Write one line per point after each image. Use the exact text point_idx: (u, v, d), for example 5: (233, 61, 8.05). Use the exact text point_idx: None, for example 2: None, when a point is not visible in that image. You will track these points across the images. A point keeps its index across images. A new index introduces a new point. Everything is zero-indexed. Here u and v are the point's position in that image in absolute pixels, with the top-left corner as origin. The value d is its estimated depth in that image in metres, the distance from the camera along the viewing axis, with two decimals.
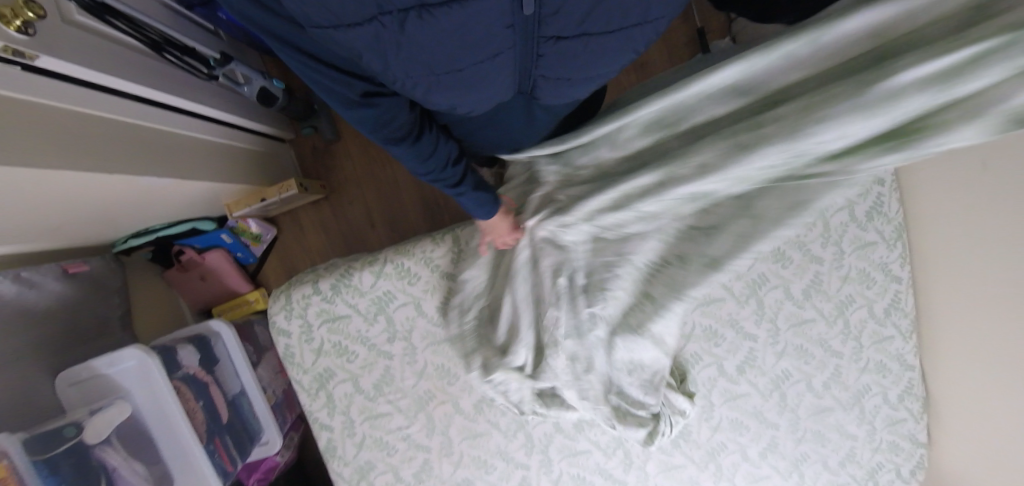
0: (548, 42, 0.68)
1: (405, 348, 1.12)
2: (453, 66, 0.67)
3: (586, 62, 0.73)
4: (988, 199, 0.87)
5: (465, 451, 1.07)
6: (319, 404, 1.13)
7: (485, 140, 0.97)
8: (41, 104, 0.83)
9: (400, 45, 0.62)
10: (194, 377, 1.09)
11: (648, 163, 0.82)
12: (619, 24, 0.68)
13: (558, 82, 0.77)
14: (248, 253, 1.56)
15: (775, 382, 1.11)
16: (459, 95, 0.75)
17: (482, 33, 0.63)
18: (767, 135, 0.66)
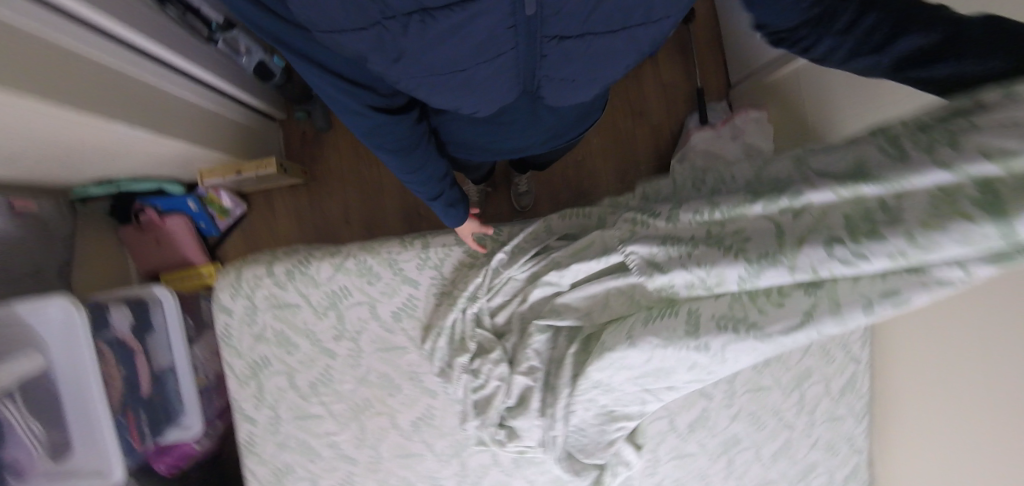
0: (549, 43, 0.55)
1: (350, 350, 0.92)
2: (436, 79, 0.57)
3: (590, 62, 0.60)
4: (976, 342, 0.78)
5: (394, 470, 0.94)
6: (245, 393, 0.94)
7: (485, 144, 0.84)
8: (15, 24, 0.69)
9: (396, 56, 0.52)
10: (120, 344, 1.06)
11: (724, 240, 0.69)
12: (623, 22, 0.54)
13: (562, 85, 0.65)
14: (212, 225, 1.38)
15: (725, 445, 0.99)
16: (462, 105, 0.65)
17: (480, 39, 0.51)
18: (871, 237, 0.54)
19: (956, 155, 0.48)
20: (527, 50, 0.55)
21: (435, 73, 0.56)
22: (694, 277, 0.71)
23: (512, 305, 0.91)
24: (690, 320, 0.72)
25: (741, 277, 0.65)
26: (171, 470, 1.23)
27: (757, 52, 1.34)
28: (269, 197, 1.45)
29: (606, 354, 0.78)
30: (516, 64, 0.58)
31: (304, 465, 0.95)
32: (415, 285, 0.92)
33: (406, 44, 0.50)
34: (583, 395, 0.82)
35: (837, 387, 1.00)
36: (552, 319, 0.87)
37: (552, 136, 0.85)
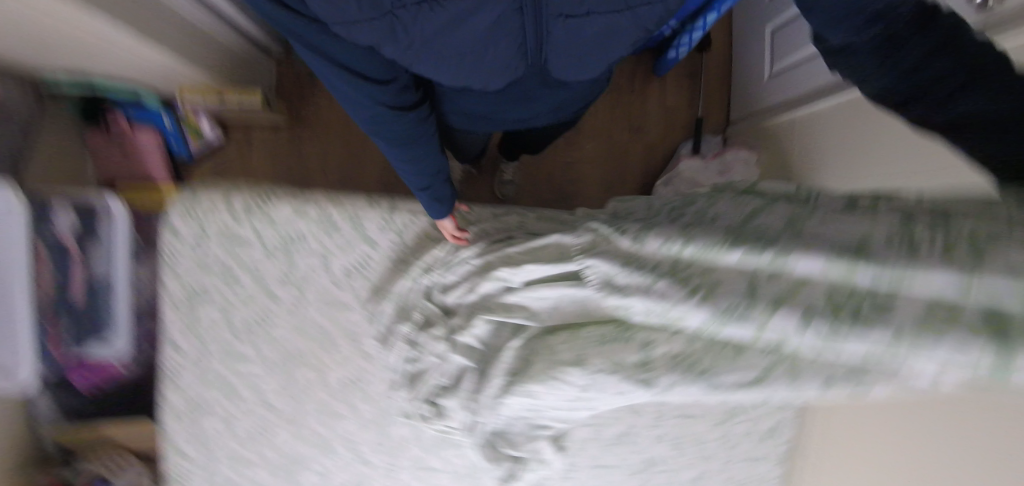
0: (555, 21, 0.53)
1: (293, 297, 0.91)
2: (447, 64, 0.56)
3: (595, 43, 0.58)
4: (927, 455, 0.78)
5: (312, 425, 0.97)
6: (178, 319, 0.93)
7: (487, 124, 0.82)
8: None
9: (406, 42, 0.52)
10: (59, 246, 1.02)
11: (690, 282, 0.64)
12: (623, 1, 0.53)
13: (570, 64, 0.61)
14: (183, 147, 1.34)
15: (645, 463, 1.00)
16: (471, 85, 0.62)
17: (487, 19, 0.50)
18: (857, 321, 0.51)
19: (979, 264, 0.44)
20: (534, 29, 0.54)
21: (445, 58, 0.55)
22: (658, 313, 0.66)
23: (461, 287, 0.89)
24: (644, 355, 0.71)
25: (710, 326, 0.61)
26: (92, 389, 1.21)
27: (761, 95, 1.35)
28: (249, 131, 1.42)
29: (563, 368, 0.76)
30: (524, 40, 0.55)
31: (221, 404, 0.97)
32: (373, 247, 0.90)
33: (413, 26, 0.50)
34: (512, 397, 0.81)
35: (761, 429, 1.02)
36: (497, 314, 0.84)
37: (553, 117, 0.83)
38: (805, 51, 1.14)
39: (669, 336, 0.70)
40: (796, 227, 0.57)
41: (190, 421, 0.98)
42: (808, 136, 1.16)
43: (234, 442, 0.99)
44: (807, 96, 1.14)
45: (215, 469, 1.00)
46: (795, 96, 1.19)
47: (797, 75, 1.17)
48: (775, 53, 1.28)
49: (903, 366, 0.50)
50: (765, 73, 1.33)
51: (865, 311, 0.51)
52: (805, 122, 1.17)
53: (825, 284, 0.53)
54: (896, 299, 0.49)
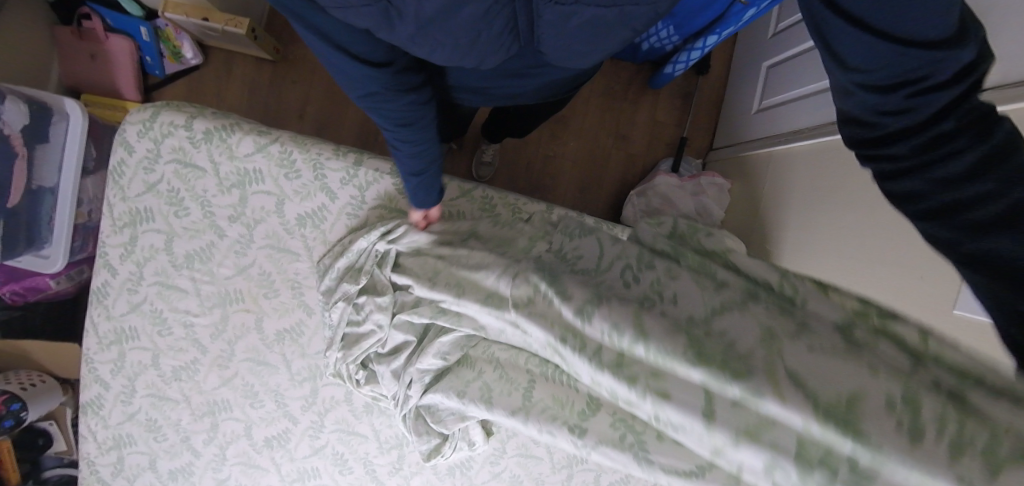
0: (545, 5, 0.47)
1: (241, 235, 0.88)
2: (444, 49, 0.53)
3: (592, 30, 0.52)
4: None
5: (242, 371, 0.94)
6: (115, 240, 0.89)
7: (488, 101, 0.77)
8: None
9: (402, 27, 0.48)
10: (2, 139, 0.94)
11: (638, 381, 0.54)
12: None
13: (562, 46, 0.56)
14: (158, 64, 1.29)
15: (569, 460, 0.97)
16: (467, 64, 0.58)
17: (479, 10, 0.46)
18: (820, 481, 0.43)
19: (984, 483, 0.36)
20: (525, 9, 0.48)
21: (439, 42, 0.51)
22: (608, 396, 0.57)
23: (405, 273, 0.84)
24: (591, 397, 0.73)
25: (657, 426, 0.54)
26: (14, 298, 1.17)
27: (746, 126, 1.36)
28: (230, 61, 1.36)
29: (513, 391, 0.80)
30: (514, 20, 0.50)
31: (150, 336, 0.93)
32: (332, 197, 0.88)
33: (408, 11, 0.46)
34: (433, 391, 0.84)
35: None
36: (445, 319, 0.78)
37: (553, 93, 0.77)
38: (801, 91, 1.14)
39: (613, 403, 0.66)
40: (774, 354, 0.49)
41: (116, 352, 0.94)
42: (811, 188, 1.03)
43: (157, 378, 0.95)
44: (793, 132, 1.14)
45: (132, 402, 0.96)
46: (797, 127, 1.12)
47: (787, 112, 1.17)
48: (767, 87, 1.29)
49: None
50: (755, 107, 1.34)
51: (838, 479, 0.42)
52: (782, 158, 1.16)
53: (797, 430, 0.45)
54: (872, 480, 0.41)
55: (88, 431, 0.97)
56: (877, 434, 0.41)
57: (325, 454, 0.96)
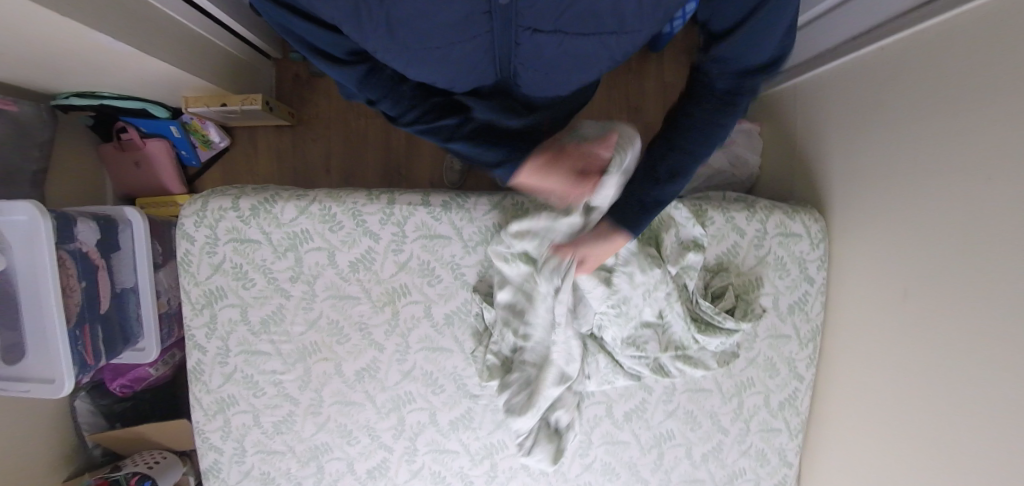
0: (523, 32, 0.50)
1: (305, 293, 0.95)
2: (412, 53, 0.52)
3: (565, 57, 0.54)
4: (941, 408, 0.81)
5: (333, 416, 1.02)
6: (198, 321, 0.97)
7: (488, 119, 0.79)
8: None
9: (372, 34, 0.49)
10: (83, 256, 1.05)
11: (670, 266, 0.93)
12: (595, 26, 0.49)
13: (540, 74, 0.59)
14: (193, 155, 1.41)
15: (656, 439, 1.07)
16: (439, 81, 0.60)
17: (447, 23, 0.47)
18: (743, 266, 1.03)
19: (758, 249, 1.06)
20: (502, 35, 0.51)
21: (408, 46, 0.51)
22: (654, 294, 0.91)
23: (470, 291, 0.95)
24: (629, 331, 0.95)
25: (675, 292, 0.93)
26: (124, 390, 1.28)
27: None
28: (253, 134, 1.46)
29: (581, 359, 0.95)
30: (492, 44, 0.52)
31: (247, 399, 1.01)
32: (376, 238, 0.93)
33: (381, 12, 0.46)
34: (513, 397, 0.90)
35: (776, 401, 1.09)
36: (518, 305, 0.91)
37: (547, 110, 0.79)
38: (815, 13, 1.10)
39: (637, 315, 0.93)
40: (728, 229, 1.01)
41: (222, 419, 1.03)
42: (862, 109, 0.96)
43: (262, 435, 1.03)
44: (811, 60, 1.12)
45: (245, 461, 1.05)
46: (820, 50, 1.09)
47: (802, 44, 1.16)
48: None
49: (773, 289, 1.04)
50: None
51: (762, 263, 1.03)
52: (806, 90, 1.14)
53: (725, 249, 1.02)
54: (748, 270, 1.03)
55: None
56: (764, 242, 1.02)
57: (423, 475, 1.05)
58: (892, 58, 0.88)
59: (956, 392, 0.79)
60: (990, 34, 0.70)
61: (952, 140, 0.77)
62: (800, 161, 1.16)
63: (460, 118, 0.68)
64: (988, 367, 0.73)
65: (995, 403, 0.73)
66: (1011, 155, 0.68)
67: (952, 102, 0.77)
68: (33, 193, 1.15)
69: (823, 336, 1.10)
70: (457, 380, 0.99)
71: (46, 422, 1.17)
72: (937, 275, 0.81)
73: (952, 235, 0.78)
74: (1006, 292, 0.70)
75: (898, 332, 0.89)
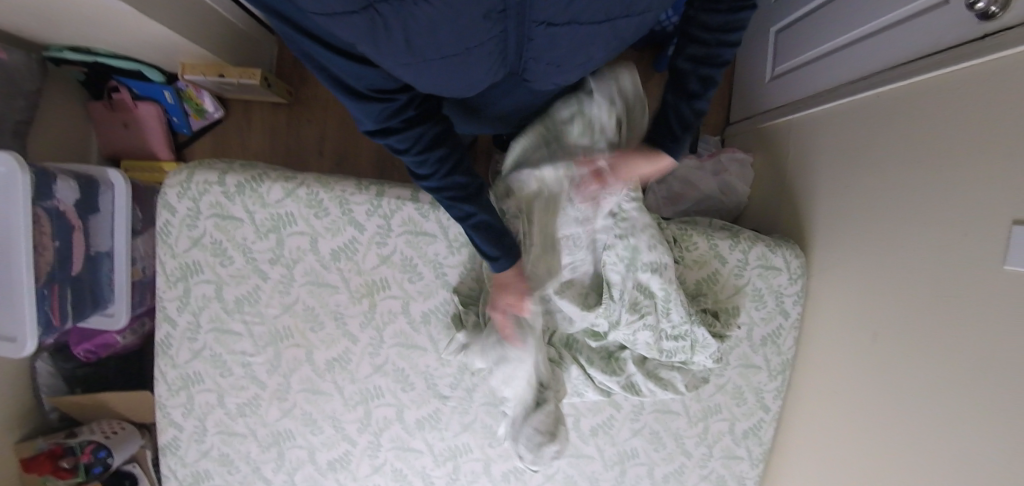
0: (536, 28, 0.48)
1: (283, 276, 0.94)
2: (428, 66, 0.50)
3: (577, 48, 0.53)
4: (903, 444, 0.82)
5: (299, 402, 1.00)
6: (171, 294, 0.96)
7: (479, 115, 0.77)
8: None
9: (390, 46, 0.45)
10: (60, 216, 1.02)
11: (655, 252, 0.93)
12: (609, 13, 0.47)
13: (553, 68, 0.58)
14: (184, 123, 1.38)
15: (620, 456, 1.07)
16: (450, 90, 0.57)
17: (467, 23, 0.44)
18: (721, 293, 1.03)
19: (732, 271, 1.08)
20: (516, 33, 0.49)
21: (424, 59, 0.48)
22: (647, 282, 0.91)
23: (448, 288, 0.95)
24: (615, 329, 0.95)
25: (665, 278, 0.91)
26: (88, 355, 1.25)
27: (763, 96, 1.33)
28: (249, 109, 1.44)
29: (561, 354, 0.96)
30: (505, 43, 0.50)
31: (213, 378, 1.00)
32: (361, 229, 0.92)
33: (397, 27, 0.43)
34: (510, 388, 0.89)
35: (741, 429, 1.09)
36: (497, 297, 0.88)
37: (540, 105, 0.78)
38: (819, 50, 1.09)
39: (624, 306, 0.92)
40: (713, 253, 1.02)
41: (185, 395, 1.01)
42: (855, 150, 0.96)
43: (224, 415, 1.01)
44: (811, 96, 1.11)
45: (204, 440, 1.03)
46: (821, 88, 1.08)
47: (798, 77, 1.17)
48: (778, 55, 1.26)
49: (749, 317, 1.05)
50: (768, 75, 1.31)
51: (741, 291, 1.04)
52: (803, 123, 1.15)
53: (705, 271, 1.02)
54: (728, 300, 1.03)
55: (169, 471, 1.05)
56: (746, 272, 1.03)
57: (384, 471, 1.04)
58: (887, 105, 0.89)
59: (917, 426, 0.79)
60: (986, 92, 0.71)
61: (938, 191, 0.78)
62: (791, 196, 1.16)
63: (474, 205, 0.64)
64: (949, 417, 0.74)
65: (954, 442, 0.73)
66: (992, 210, 0.69)
67: (943, 154, 0.78)
68: (15, 147, 1.12)
69: (793, 371, 1.10)
70: (427, 379, 0.99)
71: (4, 380, 1.14)
72: (908, 322, 0.82)
73: (926, 276, 0.79)
74: (984, 335, 0.70)
75: (865, 366, 0.91)
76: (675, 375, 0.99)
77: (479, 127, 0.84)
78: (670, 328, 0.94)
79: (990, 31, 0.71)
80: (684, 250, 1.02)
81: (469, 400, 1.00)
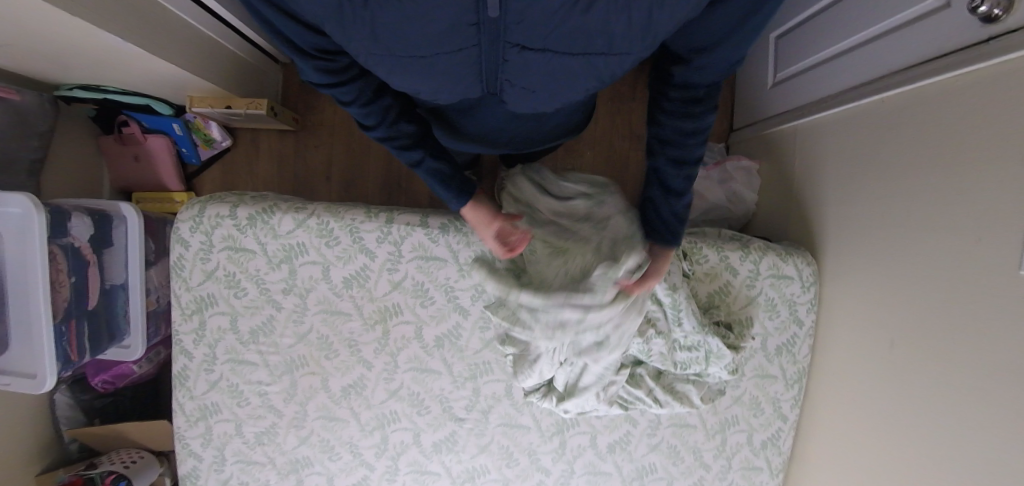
0: (511, 50, 0.49)
1: (296, 305, 0.95)
2: (396, 62, 0.50)
3: (551, 77, 0.53)
4: (924, 449, 0.81)
5: (316, 429, 1.01)
6: (187, 327, 0.97)
7: (477, 130, 0.78)
8: None
9: (354, 27, 0.45)
10: (76, 252, 1.04)
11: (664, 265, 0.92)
12: (583, 46, 0.48)
13: (524, 94, 0.57)
14: (193, 153, 1.40)
15: (639, 472, 1.07)
16: (421, 92, 0.57)
17: (436, 30, 0.45)
18: (733, 304, 1.03)
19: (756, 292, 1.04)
20: (488, 51, 0.49)
21: (390, 52, 0.49)
22: (658, 295, 0.90)
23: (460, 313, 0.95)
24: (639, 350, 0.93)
25: (676, 289, 0.90)
26: (106, 385, 1.27)
27: (766, 103, 1.33)
28: (256, 136, 1.46)
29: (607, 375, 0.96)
30: (478, 61, 0.51)
31: (230, 408, 1.00)
32: (372, 256, 0.92)
33: (365, 16, 0.44)
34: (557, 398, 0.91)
35: (758, 440, 1.09)
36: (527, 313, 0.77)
37: (535, 126, 0.79)
38: (822, 56, 1.09)
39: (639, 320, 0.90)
40: (724, 264, 1.02)
41: (204, 426, 1.02)
42: (860, 155, 0.97)
43: (242, 444, 1.02)
44: (814, 103, 1.12)
45: (223, 469, 1.04)
46: (825, 94, 1.08)
47: (799, 85, 1.17)
48: (778, 62, 1.27)
49: (764, 329, 1.05)
50: (770, 81, 1.31)
51: (754, 301, 1.03)
52: (806, 131, 1.15)
53: (716, 284, 1.03)
54: (741, 312, 1.03)
55: None
56: (759, 283, 1.03)
57: None
58: (893, 109, 0.90)
59: (941, 433, 0.78)
60: (995, 97, 0.71)
61: (949, 195, 0.78)
62: (799, 202, 1.16)
63: (422, 150, 0.63)
64: (969, 425, 0.74)
65: (978, 450, 0.72)
66: (1008, 214, 0.68)
67: (952, 157, 0.77)
68: (30, 185, 1.14)
69: (808, 378, 1.10)
70: (442, 402, 0.99)
71: (25, 415, 1.16)
72: (925, 330, 0.81)
73: (943, 279, 0.78)
74: (1000, 340, 0.69)
75: (883, 373, 0.90)
76: (690, 388, 0.98)
77: (484, 144, 0.85)
78: (683, 339, 0.94)
79: (992, 34, 0.71)
80: (694, 264, 1.02)
81: (485, 422, 1.00)
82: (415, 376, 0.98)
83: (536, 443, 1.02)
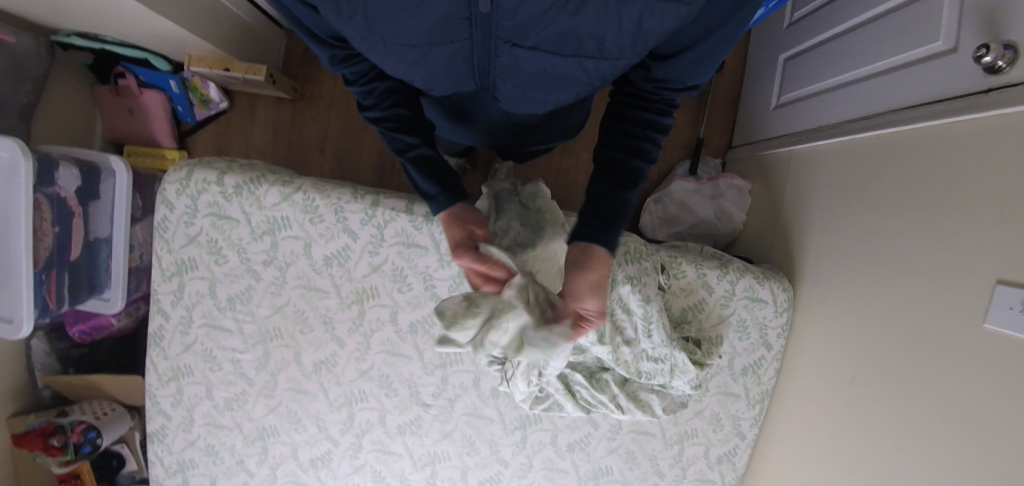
0: (502, 47, 0.48)
1: (275, 278, 0.96)
2: (389, 49, 0.50)
3: (543, 77, 0.53)
4: (871, 478, 0.84)
5: (285, 400, 1.03)
6: (165, 288, 0.98)
7: (469, 122, 0.78)
8: None
9: (347, 9, 0.45)
10: (61, 202, 1.04)
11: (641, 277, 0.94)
12: (573, 47, 0.48)
13: (518, 94, 0.58)
14: (189, 112, 1.39)
15: (594, 473, 1.09)
16: (416, 81, 0.57)
17: (432, 18, 0.45)
18: (705, 320, 1.04)
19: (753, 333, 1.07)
20: (481, 45, 0.49)
21: (380, 39, 0.49)
22: (631, 306, 0.93)
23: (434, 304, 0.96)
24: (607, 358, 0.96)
25: (649, 303, 0.93)
26: (83, 336, 1.29)
27: (765, 124, 1.34)
28: (253, 102, 1.46)
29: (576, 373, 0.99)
30: (470, 54, 0.51)
31: (202, 372, 1.02)
32: (354, 238, 0.93)
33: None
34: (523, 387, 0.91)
35: (715, 454, 1.12)
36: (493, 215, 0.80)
37: (527, 126, 0.80)
38: (827, 83, 1.10)
39: (612, 330, 0.93)
40: (702, 282, 1.03)
41: (174, 386, 1.03)
42: (849, 188, 0.98)
43: (211, 408, 1.04)
44: (813, 131, 1.12)
45: (191, 430, 1.05)
46: (824, 124, 1.09)
47: (801, 110, 1.18)
48: (784, 84, 1.27)
49: (734, 348, 1.07)
50: (773, 103, 1.32)
51: (729, 320, 1.05)
52: (800, 156, 1.16)
53: (691, 299, 1.04)
54: (714, 332, 1.04)
55: (155, 457, 1.08)
56: (736, 303, 1.05)
57: (364, 471, 1.07)
58: (886, 147, 0.91)
59: (890, 466, 0.81)
60: (986, 148, 0.72)
61: (930, 239, 0.79)
62: (785, 225, 1.18)
63: (418, 137, 0.61)
64: (917, 464, 0.76)
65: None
66: (985, 262, 0.70)
67: (937, 199, 0.79)
68: (19, 131, 1.13)
69: (771, 400, 1.13)
70: (410, 387, 1.01)
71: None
72: (887, 368, 0.84)
73: (912, 318, 0.80)
74: (958, 384, 0.71)
75: (843, 400, 0.92)
76: (653, 398, 1.00)
77: (478, 136, 0.85)
78: (651, 350, 0.96)
79: (994, 85, 0.72)
80: (672, 278, 1.04)
81: (450, 410, 1.03)
82: (388, 359, 1.00)
83: (497, 435, 1.05)
